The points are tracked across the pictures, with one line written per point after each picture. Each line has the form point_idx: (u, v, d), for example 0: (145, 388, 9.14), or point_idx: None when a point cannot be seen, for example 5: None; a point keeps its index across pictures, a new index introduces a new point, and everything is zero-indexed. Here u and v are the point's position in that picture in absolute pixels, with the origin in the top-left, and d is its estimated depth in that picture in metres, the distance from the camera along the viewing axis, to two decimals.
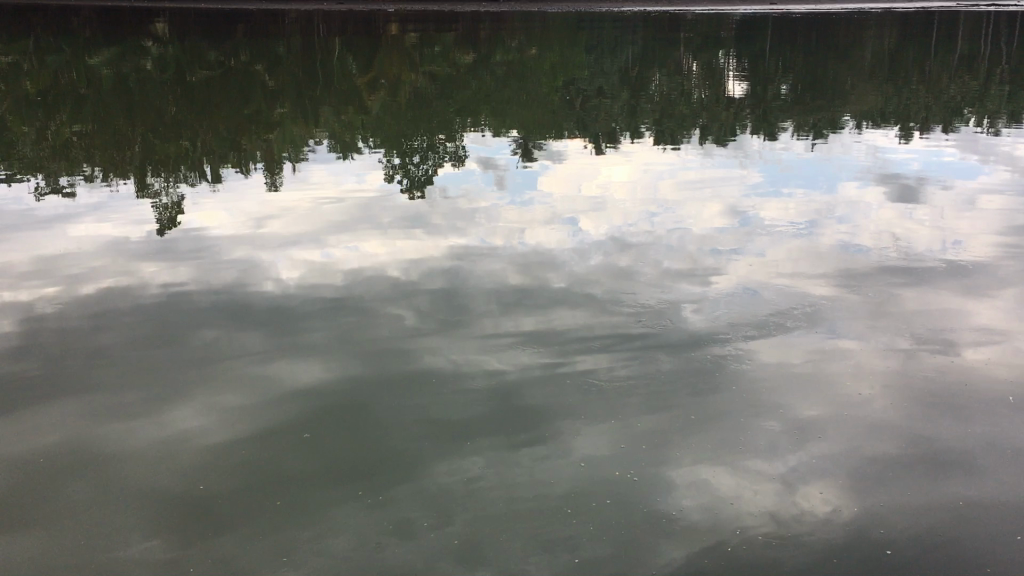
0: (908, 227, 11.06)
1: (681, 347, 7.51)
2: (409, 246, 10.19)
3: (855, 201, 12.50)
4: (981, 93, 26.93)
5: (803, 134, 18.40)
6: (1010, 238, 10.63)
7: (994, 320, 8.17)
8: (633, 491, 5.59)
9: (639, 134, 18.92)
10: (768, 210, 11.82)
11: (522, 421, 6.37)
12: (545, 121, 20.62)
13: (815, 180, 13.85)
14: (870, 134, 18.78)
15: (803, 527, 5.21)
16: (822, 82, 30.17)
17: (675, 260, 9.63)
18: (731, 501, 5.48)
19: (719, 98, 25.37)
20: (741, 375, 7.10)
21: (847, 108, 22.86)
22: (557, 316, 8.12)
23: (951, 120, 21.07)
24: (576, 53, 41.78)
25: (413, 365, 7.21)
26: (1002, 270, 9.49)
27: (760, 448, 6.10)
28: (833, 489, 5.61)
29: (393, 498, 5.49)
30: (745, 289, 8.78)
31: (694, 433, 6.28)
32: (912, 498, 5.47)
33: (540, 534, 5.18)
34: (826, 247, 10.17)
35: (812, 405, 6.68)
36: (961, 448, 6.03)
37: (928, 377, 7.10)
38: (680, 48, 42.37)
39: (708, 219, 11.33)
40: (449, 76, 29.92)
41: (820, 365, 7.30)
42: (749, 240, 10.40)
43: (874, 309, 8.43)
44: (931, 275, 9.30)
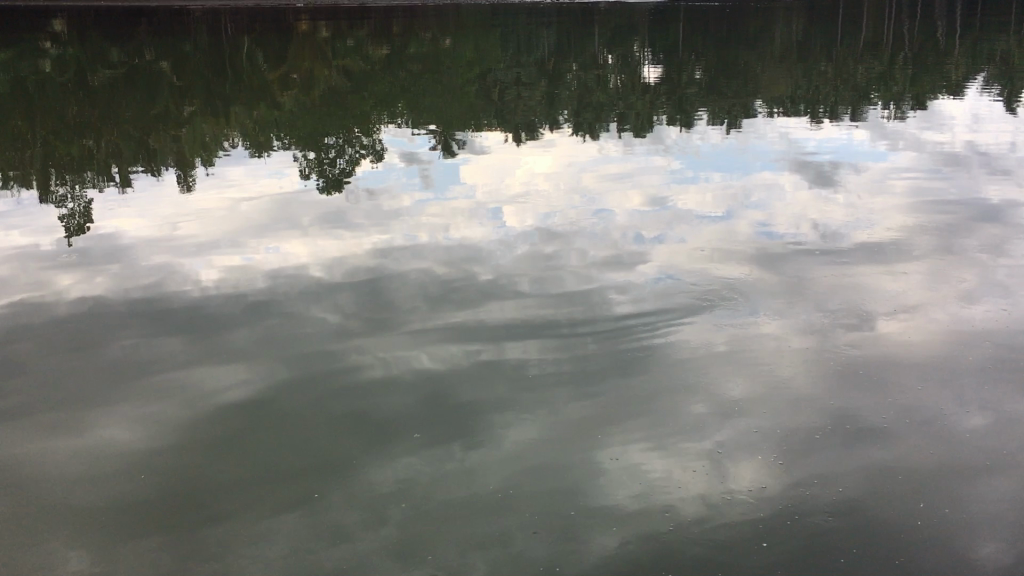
0: (822, 209, 11.35)
1: (606, 334, 7.58)
2: (333, 245, 10.07)
3: (772, 184, 12.81)
4: (887, 74, 27.84)
5: (718, 121, 18.77)
6: (920, 215, 11.02)
7: (908, 293, 8.46)
8: (566, 480, 5.61)
9: (559, 123, 19.02)
10: (688, 197, 12.02)
11: (454, 418, 6.33)
12: (464, 113, 20.57)
13: (732, 167, 14.09)
14: (783, 120, 19.25)
15: (735, 508, 5.28)
16: (735, 68, 30.71)
17: (596, 250, 9.68)
18: (662, 485, 5.53)
19: (637, 85, 25.64)
20: (670, 358, 7.19)
21: (761, 92, 23.36)
22: (486, 309, 8.11)
23: (860, 103, 21.75)
24: (492, 43, 41.78)
25: (340, 365, 7.11)
26: (914, 245, 9.84)
27: (687, 429, 6.20)
28: (761, 466, 5.73)
29: (328, 502, 5.40)
30: (666, 274, 8.88)
31: (624, 420, 6.31)
32: (837, 473, 5.60)
33: (475, 530, 5.15)
34: (745, 230, 10.39)
35: (739, 385, 6.80)
36: (882, 420, 6.23)
37: (847, 351, 7.30)
38: (595, 38, 42.74)
39: (628, 208, 11.46)
40: (364, 71, 29.54)
41: (744, 345, 7.43)
42: (671, 226, 10.55)
43: (794, 288, 8.64)
44: (848, 253, 9.58)
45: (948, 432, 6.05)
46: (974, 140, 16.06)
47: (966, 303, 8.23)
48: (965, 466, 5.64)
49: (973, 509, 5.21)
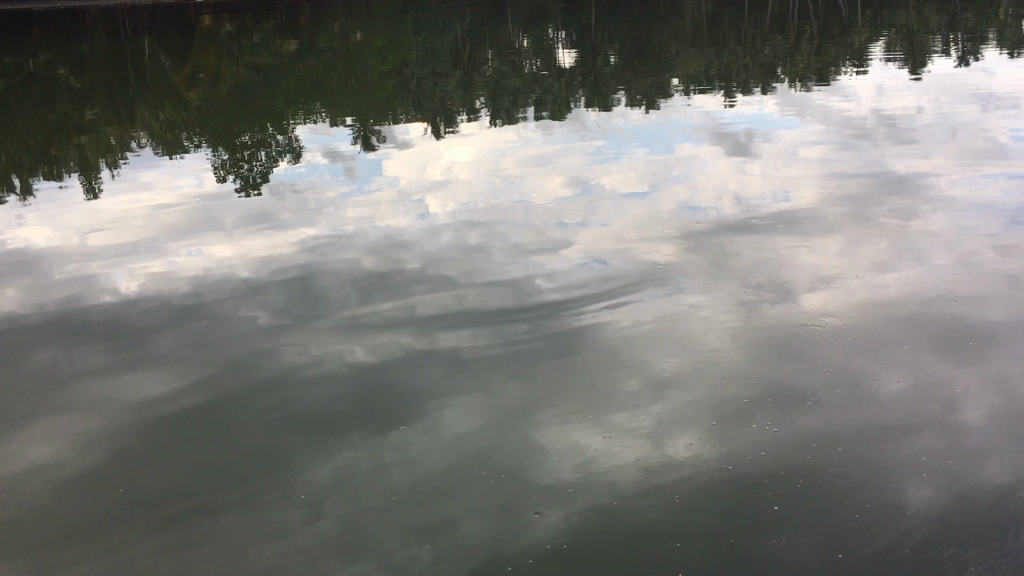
0: (739, 182, 11.57)
1: (539, 317, 7.61)
2: (256, 243, 9.88)
3: (690, 159, 13.00)
4: (794, 48, 28.50)
5: (634, 101, 18.96)
6: (832, 184, 11.33)
7: (826, 262, 8.69)
8: (508, 463, 5.62)
9: (476, 110, 18.98)
10: (609, 176, 12.12)
11: (391, 408, 6.29)
12: (380, 105, 20.38)
13: (651, 144, 14.21)
14: (697, 97, 19.54)
15: (673, 478, 5.37)
16: (648, 49, 31.08)
17: (521, 236, 9.68)
18: (600, 461, 5.59)
19: (551, 69, 25.73)
20: (601, 337, 7.25)
21: (674, 71, 23.68)
22: (416, 299, 8.06)
23: (770, 78, 22.21)
24: (404, 31, 41.38)
25: (270, 363, 7.00)
26: (829, 214, 10.11)
27: (623, 405, 6.26)
28: (696, 435, 5.83)
29: (266, 501, 5.33)
30: (592, 256, 8.97)
31: (560, 400, 6.36)
32: (770, 439, 5.72)
33: (419, 517, 5.14)
34: (667, 207, 10.54)
35: (669, 359, 6.90)
36: (808, 386, 6.40)
37: (772, 323, 7.46)
38: (507, 24, 42.71)
39: (551, 191, 11.51)
40: (274, 66, 28.99)
41: (672, 321, 7.54)
42: (594, 207, 10.65)
43: (718, 263, 8.80)
44: (767, 225, 9.80)
45: (873, 394, 6.25)
46: (879, 108, 16.55)
47: (881, 271, 8.47)
48: (888, 425, 5.84)
49: (900, 462, 5.40)
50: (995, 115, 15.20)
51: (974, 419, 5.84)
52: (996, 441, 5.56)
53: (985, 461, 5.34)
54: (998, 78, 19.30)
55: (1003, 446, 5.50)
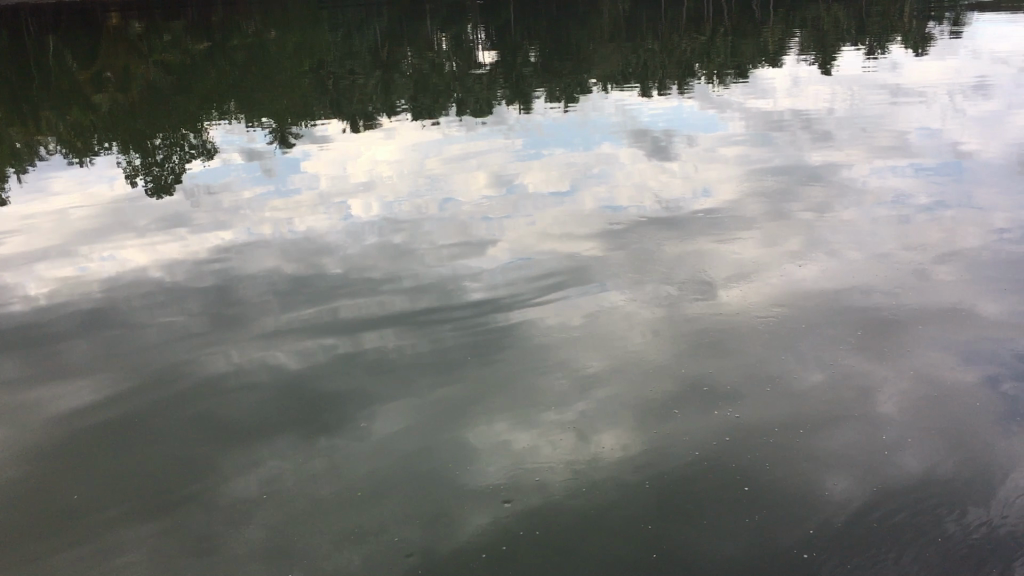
0: (659, 180, 11.72)
1: (464, 319, 7.57)
2: (171, 247, 9.62)
3: (610, 158, 13.10)
4: (710, 46, 29.01)
5: (555, 99, 19.05)
6: (749, 181, 11.55)
7: (745, 258, 8.85)
8: (437, 465, 5.58)
9: (397, 110, 18.83)
10: (531, 175, 12.15)
11: (317, 414, 6.18)
12: (298, 105, 20.06)
13: (572, 143, 14.29)
14: (617, 95, 19.73)
15: (602, 474, 5.39)
16: (567, 46, 31.27)
17: (445, 237, 9.62)
18: (529, 460, 5.58)
19: (472, 68, 25.69)
20: (527, 337, 7.26)
21: (594, 69, 23.88)
22: (339, 303, 7.94)
23: (687, 75, 22.57)
24: (321, 30, 40.81)
25: (191, 371, 6.81)
26: (746, 211, 10.30)
27: (551, 404, 6.27)
28: (623, 431, 5.87)
29: (190, 510, 5.18)
30: (516, 255, 8.97)
31: (487, 400, 6.34)
32: (696, 433, 5.80)
33: (348, 522, 5.05)
34: (589, 206, 10.60)
35: (595, 357, 6.94)
36: (731, 380, 6.51)
37: (695, 318, 7.57)
38: (427, 22, 42.48)
39: (473, 190, 11.48)
40: (187, 66, 28.29)
41: (596, 319, 7.59)
42: (517, 207, 10.65)
43: (641, 259, 8.90)
44: (687, 222, 9.94)
45: (793, 387, 6.39)
46: (793, 105, 16.95)
47: (798, 264, 8.67)
48: (809, 416, 5.97)
49: (821, 453, 5.53)
50: (902, 108, 15.70)
51: (889, 408, 6.02)
52: (910, 430, 5.73)
53: (901, 451, 5.50)
54: (904, 73, 19.93)
55: (916, 434, 5.67)
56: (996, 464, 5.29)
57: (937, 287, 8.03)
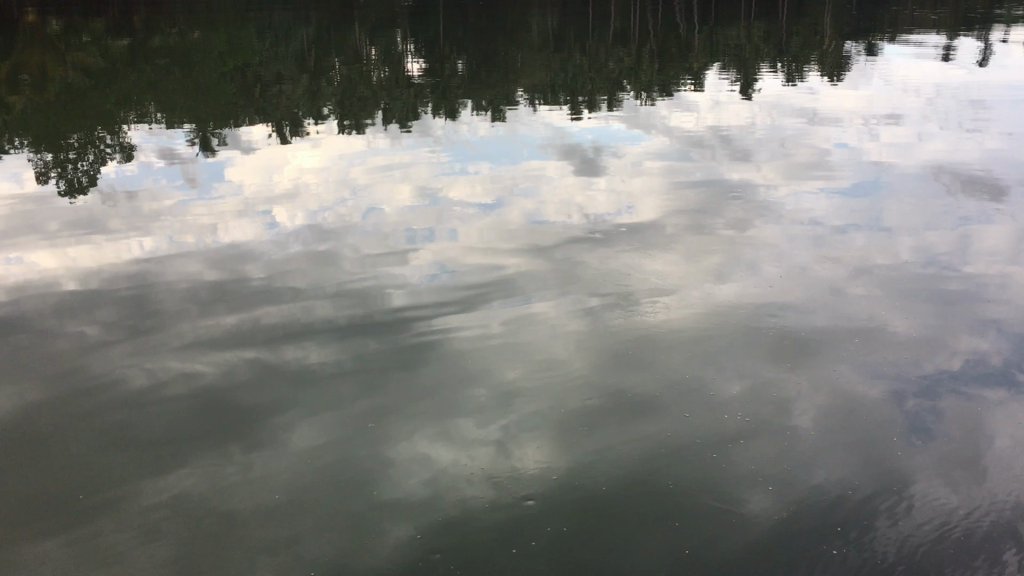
0: (585, 195, 11.84)
1: (387, 329, 7.50)
2: (85, 252, 9.33)
3: (537, 172, 13.19)
4: (637, 64, 29.46)
5: (482, 111, 19.10)
6: (673, 197, 11.75)
7: (667, 272, 8.99)
8: (355, 480, 5.47)
9: (323, 117, 18.62)
10: (458, 187, 12.16)
11: (234, 425, 6.04)
12: (222, 110, 19.71)
13: (500, 156, 14.35)
14: (544, 110, 19.88)
15: (523, 488, 5.39)
16: (497, 59, 31.40)
17: (370, 247, 9.53)
18: (450, 473, 5.54)
19: (400, 78, 25.62)
20: (451, 348, 7.22)
21: (522, 82, 24.03)
22: (259, 312, 7.79)
23: (613, 91, 22.88)
24: (247, 33, 40.20)
25: (103, 380, 6.59)
26: (669, 226, 10.47)
27: (473, 418, 6.22)
28: (545, 444, 5.89)
29: (97, 524, 4.99)
30: (440, 266, 8.94)
31: (409, 412, 6.28)
32: (615, 447, 5.84)
33: (262, 536, 4.94)
34: (514, 219, 10.65)
35: (518, 368, 6.95)
36: (651, 394, 6.58)
37: (617, 332, 7.64)
38: (355, 30, 42.18)
39: (399, 200, 11.42)
40: (106, 66, 27.55)
41: (520, 330, 7.60)
42: (443, 218, 10.64)
43: (565, 272, 8.96)
44: (611, 237, 10.06)
45: (710, 401, 6.49)
46: (716, 124, 17.30)
47: (719, 280, 8.83)
48: (726, 431, 6.07)
49: (739, 471, 5.60)
50: (820, 131, 16.17)
51: (803, 424, 6.14)
52: (823, 447, 5.86)
53: (814, 468, 5.61)
54: (821, 99, 20.58)
55: (830, 451, 5.80)
56: (904, 481, 5.44)
57: (851, 303, 8.26)
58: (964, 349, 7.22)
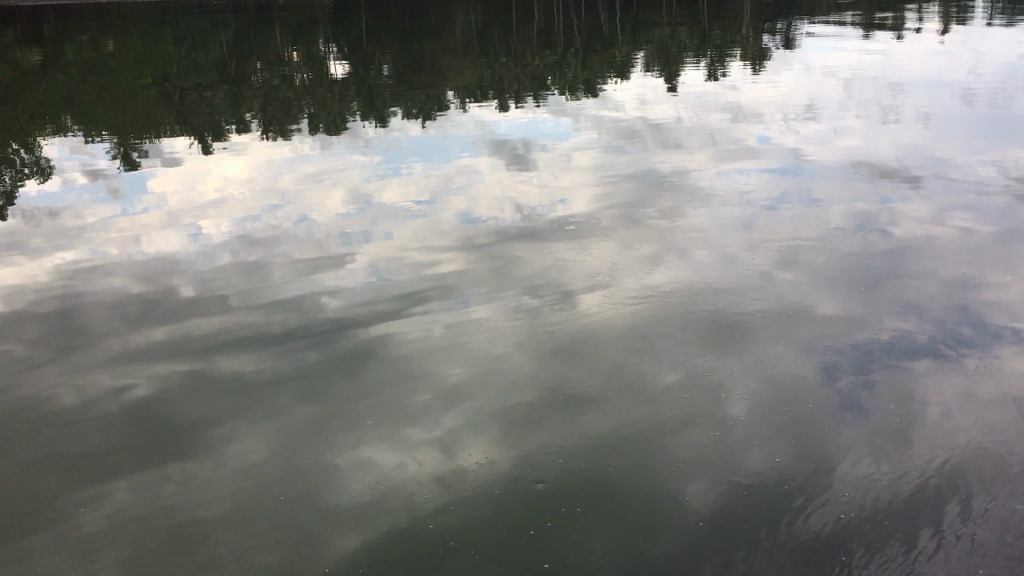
0: (517, 190, 11.85)
1: (323, 336, 7.40)
2: (6, 272, 9.02)
3: (468, 170, 13.17)
4: (563, 59, 29.61)
5: (410, 113, 19.00)
6: (605, 189, 11.83)
7: (602, 264, 9.05)
8: (296, 489, 5.40)
9: (247, 124, 18.31)
10: (389, 189, 12.07)
11: (171, 439, 5.91)
12: (143, 120, 19.25)
13: (430, 156, 14.27)
14: (472, 108, 19.86)
15: (468, 487, 5.38)
16: (422, 59, 31.25)
17: (302, 253, 9.42)
18: (394, 477, 5.50)
19: (326, 81, 25.34)
20: (388, 351, 7.17)
21: (448, 82, 23.96)
22: (192, 325, 7.63)
23: (540, 89, 22.99)
24: (165, 41, 39.34)
25: (32, 402, 6.38)
26: (602, 218, 10.54)
27: (413, 419, 6.20)
28: (488, 442, 5.88)
29: (33, 550, 4.84)
30: (375, 270, 8.86)
31: (349, 418, 6.21)
32: (558, 441, 5.87)
33: (207, 551, 4.85)
34: (448, 218, 10.61)
35: (457, 368, 6.93)
36: (590, 386, 6.63)
37: (555, 327, 7.66)
38: (277, 33, 41.56)
39: (330, 206, 11.29)
40: (17, 79, 26.65)
41: (458, 331, 7.57)
42: (375, 221, 10.55)
43: (500, 270, 8.96)
44: (546, 231, 10.08)
45: (648, 390, 6.56)
46: (643, 118, 17.49)
47: (651, 268, 8.94)
48: (665, 419, 6.14)
49: (678, 457, 5.68)
50: (743, 123, 16.48)
51: (741, 408, 6.25)
52: (760, 428, 5.97)
53: (753, 450, 5.72)
54: (744, 91, 20.95)
55: (766, 433, 5.91)
56: (840, 456, 5.57)
57: (780, 286, 8.45)
58: (890, 325, 7.45)
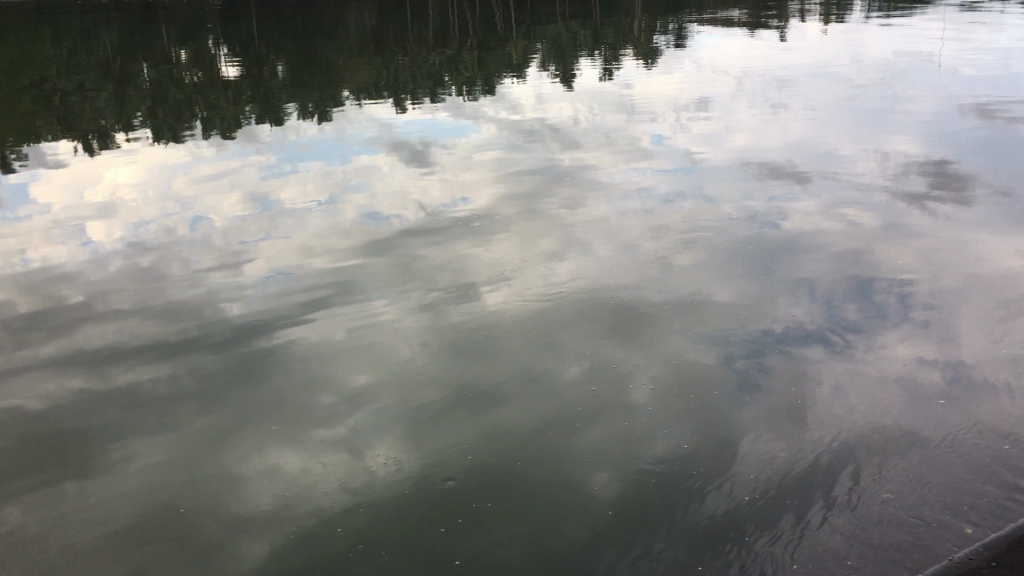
0: (418, 188, 11.79)
1: (223, 344, 7.22)
2: None
3: (367, 169, 13.03)
4: (459, 57, 29.60)
5: (307, 113, 18.69)
6: (505, 185, 11.88)
7: (505, 259, 9.08)
8: (199, 500, 5.25)
9: (136, 128, 17.71)
10: (287, 189, 11.84)
11: (64, 456, 5.67)
12: (23, 124, 18.40)
13: (328, 156, 14.06)
14: (369, 108, 19.67)
15: (377, 490, 5.33)
16: (316, 59, 30.79)
17: (198, 258, 9.16)
18: (302, 483, 5.41)
19: (218, 82, 24.71)
20: (291, 356, 7.04)
21: (344, 82, 23.68)
22: (84, 336, 7.33)
23: (437, 88, 22.96)
24: (43, 41, 37.67)
25: None
26: (504, 213, 10.58)
27: (319, 424, 6.10)
28: (395, 444, 5.84)
29: None
30: (274, 273, 8.68)
31: (253, 426, 6.07)
32: (466, 439, 5.87)
33: (107, 568, 4.67)
34: (348, 217, 10.48)
35: (361, 370, 6.85)
36: (496, 383, 6.64)
37: (459, 324, 7.65)
38: (163, 32, 40.30)
39: (226, 208, 11.01)
40: None
41: (362, 332, 7.48)
42: (274, 222, 10.34)
43: (404, 268, 8.89)
44: (448, 228, 10.06)
45: (553, 384, 6.62)
46: (540, 117, 17.65)
47: (554, 262, 9.02)
48: (571, 412, 6.20)
49: (584, 449, 5.75)
50: (637, 121, 16.80)
51: (644, 398, 6.36)
52: (663, 417, 6.09)
53: (657, 437, 5.82)
54: (637, 87, 21.33)
55: (669, 420, 6.03)
56: (741, 440, 5.73)
57: (679, 276, 8.63)
58: (783, 312, 7.71)
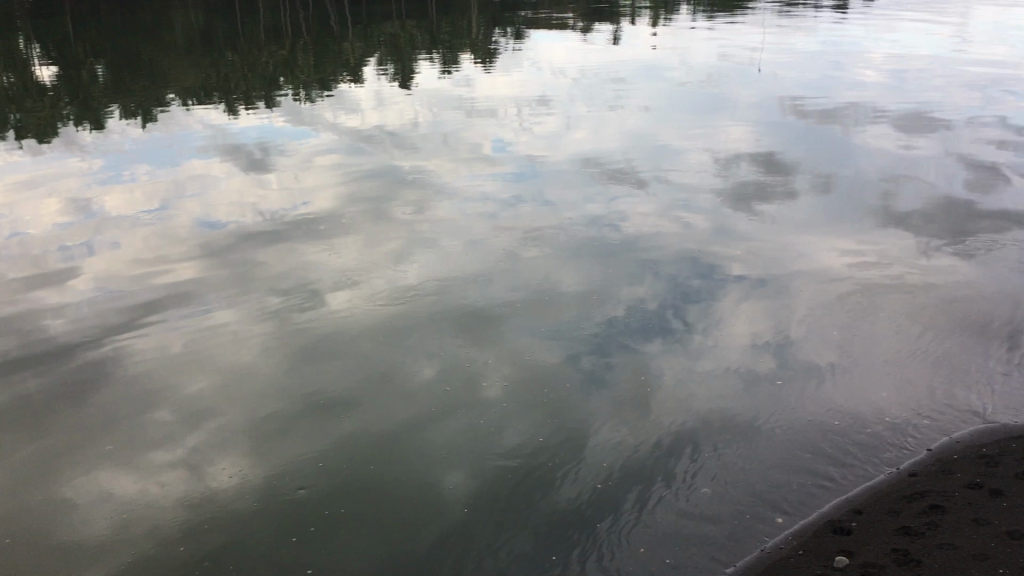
0: (255, 193, 11.41)
1: (45, 361, 6.71)
2: None
3: (200, 175, 12.50)
4: (293, 58, 28.90)
5: (132, 116, 17.75)
6: (347, 187, 11.67)
7: (349, 262, 8.90)
8: (22, 531, 4.84)
9: None
10: (113, 196, 11.19)
11: None
12: None
13: (157, 161, 13.39)
14: (200, 111, 18.90)
15: (221, 506, 5.08)
16: (141, 61, 29.34)
17: (14, 271, 8.50)
18: (138, 504, 5.09)
19: (31, 85, 23.13)
20: (123, 371, 6.62)
21: (172, 86, 22.67)
22: None
23: (272, 91, 22.32)
24: None
25: None
26: (346, 215, 10.38)
27: (154, 441, 5.76)
28: (239, 457, 5.58)
29: None
30: (102, 283, 8.16)
31: (82, 448, 5.67)
32: (314, 448, 5.68)
33: None
34: (182, 223, 10.01)
35: (200, 381, 6.52)
36: (343, 388, 6.47)
37: (304, 329, 7.42)
38: None
39: (45, 217, 10.28)
40: None
41: (200, 341, 7.14)
42: (100, 230, 9.74)
43: (243, 273, 8.56)
44: (289, 232, 9.77)
45: (403, 386, 6.52)
46: (379, 120, 17.46)
47: (400, 262, 8.91)
48: (421, 413, 6.12)
49: (436, 449, 5.68)
50: (477, 122, 16.89)
51: (495, 394, 6.35)
52: (514, 412, 6.10)
53: (510, 433, 5.82)
54: (476, 87, 21.43)
55: (521, 415, 6.05)
56: (590, 432, 5.81)
57: (525, 272, 8.70)
58: (626, 304, 7.90)
